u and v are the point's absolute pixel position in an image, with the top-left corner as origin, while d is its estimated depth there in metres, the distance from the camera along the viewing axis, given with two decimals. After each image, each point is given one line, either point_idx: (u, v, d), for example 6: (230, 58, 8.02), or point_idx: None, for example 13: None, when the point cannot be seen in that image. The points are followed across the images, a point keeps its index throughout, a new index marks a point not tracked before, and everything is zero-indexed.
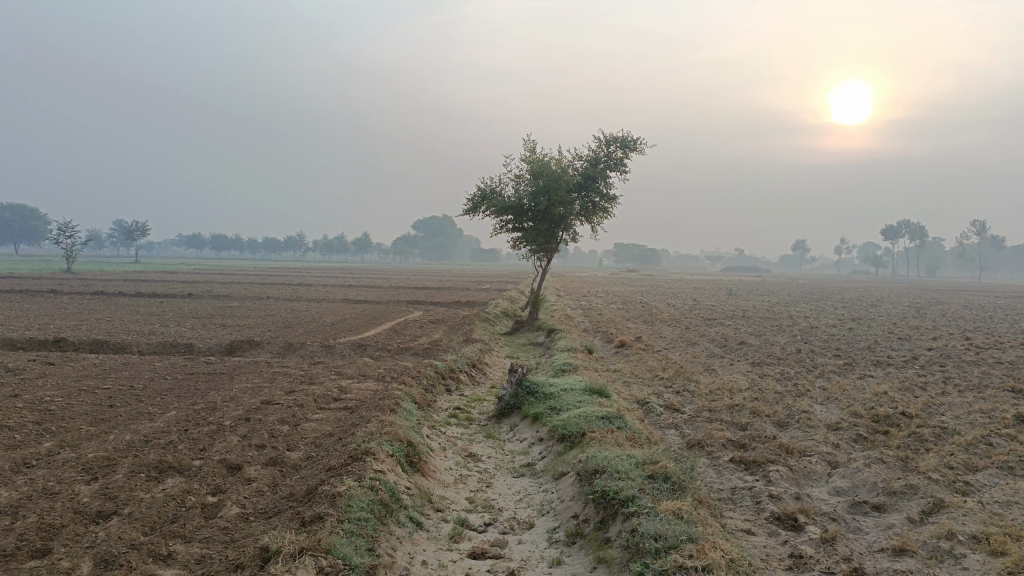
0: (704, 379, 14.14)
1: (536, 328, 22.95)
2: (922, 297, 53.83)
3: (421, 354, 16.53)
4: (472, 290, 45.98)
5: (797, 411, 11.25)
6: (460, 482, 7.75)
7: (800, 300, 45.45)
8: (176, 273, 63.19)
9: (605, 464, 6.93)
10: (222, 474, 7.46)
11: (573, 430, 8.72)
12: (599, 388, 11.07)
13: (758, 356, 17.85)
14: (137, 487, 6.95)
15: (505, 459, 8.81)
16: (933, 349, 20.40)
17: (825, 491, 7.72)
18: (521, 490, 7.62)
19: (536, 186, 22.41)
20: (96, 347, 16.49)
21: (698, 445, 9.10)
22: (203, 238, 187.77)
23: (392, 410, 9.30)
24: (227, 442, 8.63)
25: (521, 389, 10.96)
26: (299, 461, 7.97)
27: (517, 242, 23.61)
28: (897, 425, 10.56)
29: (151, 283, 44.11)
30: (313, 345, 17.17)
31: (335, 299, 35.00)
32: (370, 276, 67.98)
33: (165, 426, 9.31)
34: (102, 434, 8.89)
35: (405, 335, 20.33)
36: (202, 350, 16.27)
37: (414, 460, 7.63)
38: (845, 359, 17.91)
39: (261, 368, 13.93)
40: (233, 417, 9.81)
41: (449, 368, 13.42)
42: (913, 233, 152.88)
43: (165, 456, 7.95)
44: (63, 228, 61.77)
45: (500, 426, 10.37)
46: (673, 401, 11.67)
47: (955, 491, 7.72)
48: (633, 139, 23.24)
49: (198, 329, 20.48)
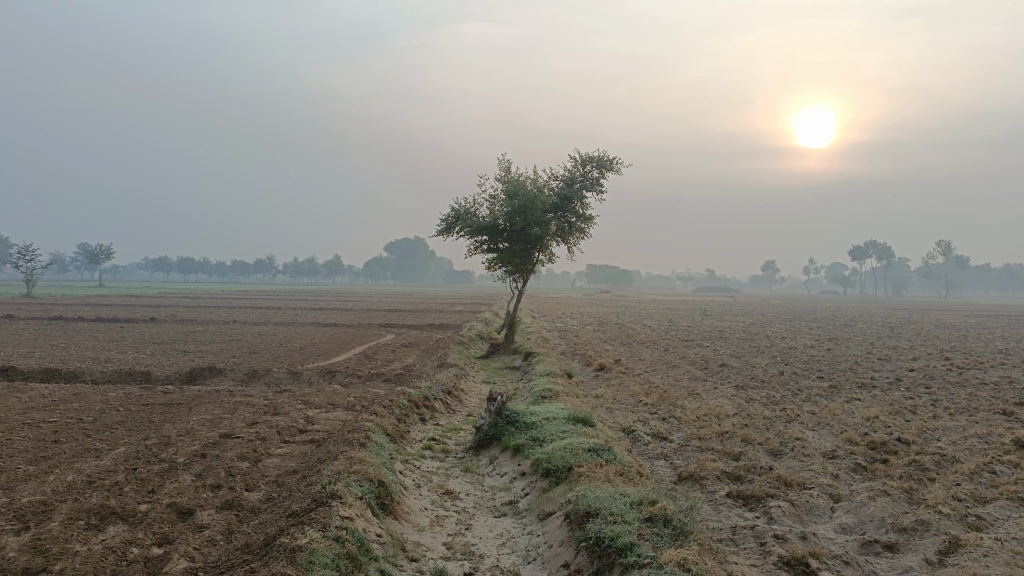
0: (689, 404, 13.58)
1: (512, 351, 22.30)
2: (895, 316, 53.90)
3: (394, 381, 15.78)
4: (445, 312, 45.08)
5: (789, 438, 10.72)
6: (437, 525, 7.06)
7: (775, 320, 45.28)
8: (140, 296, 61.79)
9: (597, 506, 6.28)
10: (171, 521, 6.71)
11: (559, 463, 8.08)
12: (584, 417, 10.46)
13: (741, 379, 17.37)
14: (74, 538, 6.17)
15: (485, 496, 8.14)
16: (915, 370, 20.09)
17: (830, 529, 7.16)
18: (504, 533, 6.96)
19: (511, 206, 21.88)
20: (47, 376, 15.52)
21: (691, 478, 8.51)
22: (171, 261, 185.03)
23: (362, 444, 8.60)
24: (179, 482, 7.86)
25: (501, 419, 10.31)
26: (259, 504, 7.24)
27: (492, 264, 23.01)
28: (895, 452, 10.06)
29: (114, 308, 42.91)
30: (279, 371, 16.37)
31: (305, 322, 34.15)
32: (341, 299, 67.17)
33: (112, 464, 8.51)
34: (41, 475, 8.05)
35: (376, 360, 19.58)
36: (160, 379, 15.39)
37: (386, 502, 6.93)
38: (829, 381, 17.50)
39: (223, 398, 13.10)
40: (187, 453, 9.03)
41: (423, 396, 12.71)
42: (881, 253, 155.28)
43: (109, 500, 7.17)
44: (22, 252, 60.10)
45: (479, 459, 9.69)
46: (660, 429, 11.09)
47: (968, 526, 7.19)
48: (609, 158, 22.87)
49: (159, 355, 19.53)
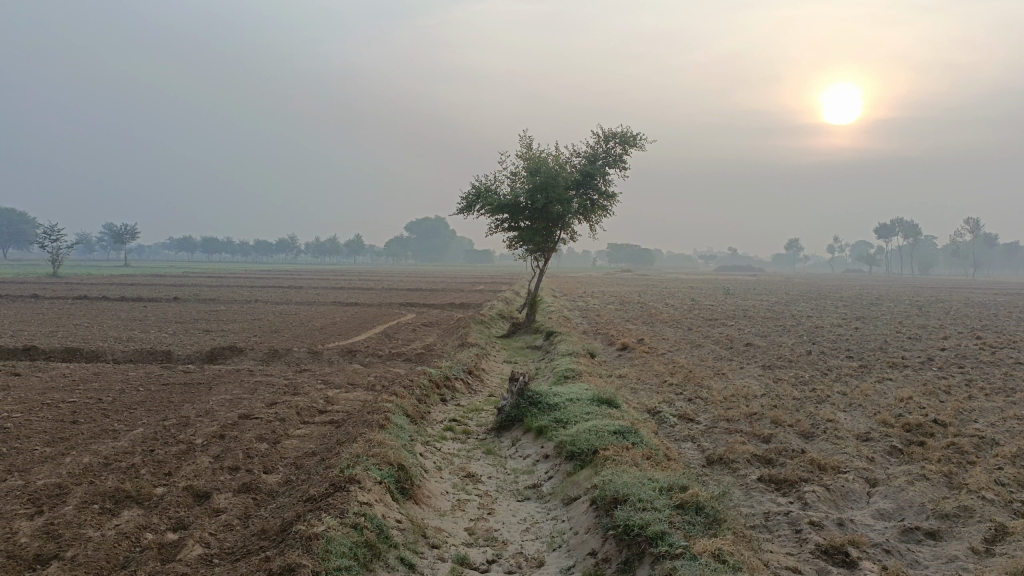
0: (715, 384, 13.27)
1: (534, 330, 22.06)
2: (925, 295, 52.77)
3: (415, 361, 15.60)
4: (465, 292, 44.96)
5: (821, 419, 10.39)
6: (458, 509, 6.85)
7: (800, 299, 44.64)
8: (163, 276, 62.19)
9: (625, 492, 6.02)
10: (187, 505, 6.56)
11: (584, 446, 7.83)
12: (608, 397, 10.20)
13: (768, 359, 16.98)
14: (88, 522, 6.03)
15: (508, 479, 7.93)
16: (948, 350, 19.60)
17: (868, 515, 6.86)
18: (528, 518, 6.74)
19: (533, 183, 21.52)
20: (69, 355, 15.52)
21: (721, 462, 8.24)
22: (194, 242, 186.61)
23: (382, 425, 8.40)
24: (196, 464, 7.72)
25: (524, 400, 10.07)
26: (276, 487, 7.08)
27: (513, 242, 22.72)
28: (932, 435, 9.71)
29: (136, 288, 43.21)
30: (299, 351, 16.25)
31: (327, 302, 34.14)
32: (362, 279, 67.27)
33: (130, 446, 8.39)
34: (57, 456, 7.94)
35: (397, 340, 19.43)
36: (180, 358, 15.33)
37: (406, 486, 6.72)
38: (859, 361, 17.06)
39: (243, 378, 13.00)
40: (205, 435, 8.89)
41: (444, 376, 12.51)
42: (908, 232, 152.56)
43: (125, 483, 7.04)
44: (48, 232, 60.66)
45: (501, 441, 9.47)
46: (687, 410, 10.81)
47: (1014, 513, 6.86)
48: (633, 134, 22.41)
49: (180, 335, 19.51)
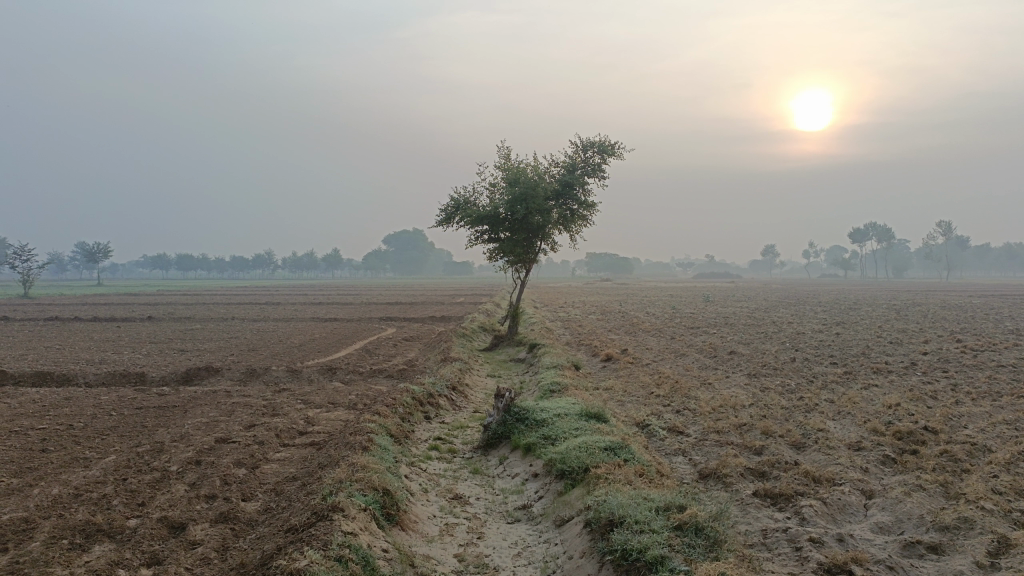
0: (702, 394, 13.11)
1: (516, 343, 21.83)
2: (901, 299, 53.30)
3: (397, 377, 15.30)
4: (445, 305, 44.50)
5: (812, 429, 10.25)
6: (446, 534, 6.59)
7: (779, 305, 44.79)
8: (137, 295, 61.27)
9: (621, 513, 5.80)
10: (162, 538, 6.25)
11: (574, 464, 7.61)
12: (596, 412, 9.99)
13: (753, 367, 16.88)
14: (56, 559, 5.70)
15: (496, 500, 7.68)
16: (929, 354, 19.64)
17: (867, 529, 6.70)
18: (519, 542, 6.49)
19: (512, 194, 21.34)
20: (38, 379, 15.05)
21: (714, 476, 8.05)
22: (169, 258, 184.56)
23: (365, 447, 8.12)
24: (172, 493, 7.40)
25: (510, 416, 9.83)
26: (256, 516, 6.78)
27: (493, 254, 22.51)
28: (923, 442, 9.59)
29: (108, 307, 42.43)
30: (278, 369, 15.88)
31: (305, 317, 33.69)
32: (340, 293, 66.74)
33: (101, 475, 8.04)
34: (25, 488, 7.58)
35: (377, 355, 19.11)
36: (155, 380, 14.92)
37: (392, 512, 6.46)
38: (843, 367, 17.01)
39: (220, 399, 12.64)
40: (181, 461, 8.56)
41: (427, 393, 12.24)
42: (882, 237, 154.36)
43: (95, 516, 6.70)
44: (19, 252, 59.56)
45: (488, 459, 9.22)
46: (676, 423, 10.62)
47: (1014, 522, 6.72)
48: (611, 143, 22.34)
49: (155, 355, 19.06)
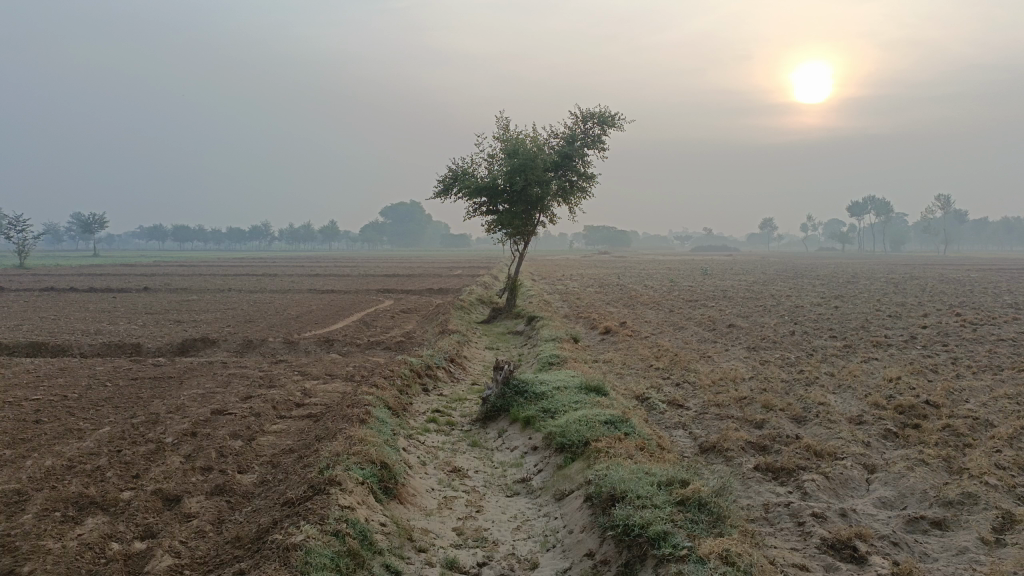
0: (702, 367, 13.03)
1: (514, 315, 21.72)
2: (900, 272, 53.21)
3: (394, 349, 15.21)
4: (443, 277, 44.33)
5: (812, 403, 10.17)
6: (445, 508, 6.51)
7: (777, 278, 44.71)
8: (134, 266, 60.97)
9: (623, 488, 5.71)
10: (156, 510, 6.16)
11: (574, 438, 7.52)
12: (596, 385, 9.89)
13: (752, 340, 16.79)
14: (48, 532, 5.60)
15: (495, 473, 7.60)
16: (929, 328, 19.59)
17: (869, 504, 6.63)
18: (518, 515, 6.41)
19: (511, 165, 21.10)
20: (33, 350, 14.93)
21: (715, 450, 7.97)
22: (165, 229, 183.93)
23: (362, 420, 8.02)
24: (167, 465, 7.30)
25: (509, 389, 9.73)
26: (252, 489, 6.69)
27: (492, 226, 22.31)
28: (925, 417, 9.52)
29: (104, 277, 42.13)
30: (275, 341, 15.77)
31: (302, 289, 33.52)
32: (338, 265, 66.50)
33: (96, 446, 7.94)
34: (18, 459, 7.48)
35: (375, 327, 18.99)
36: (151, 351, 14.80)
37: (390, 486, 6.37)
38: (843, 341, 16.93)
39: (216, 371, 12.53)
40: (177, 432, 8.46)
41: (425, 365, 12.13)
42: (880, 211, 153.92)
43: (89, 488, 6.60)
44: (13, 222, 59.08)
45: (486, 432, 9.14)
46: (675, 396, 10.55)
47: (1019, 498, 6.65)
48: (611, 114, 22.05)
49: (151, 326, 18.93)
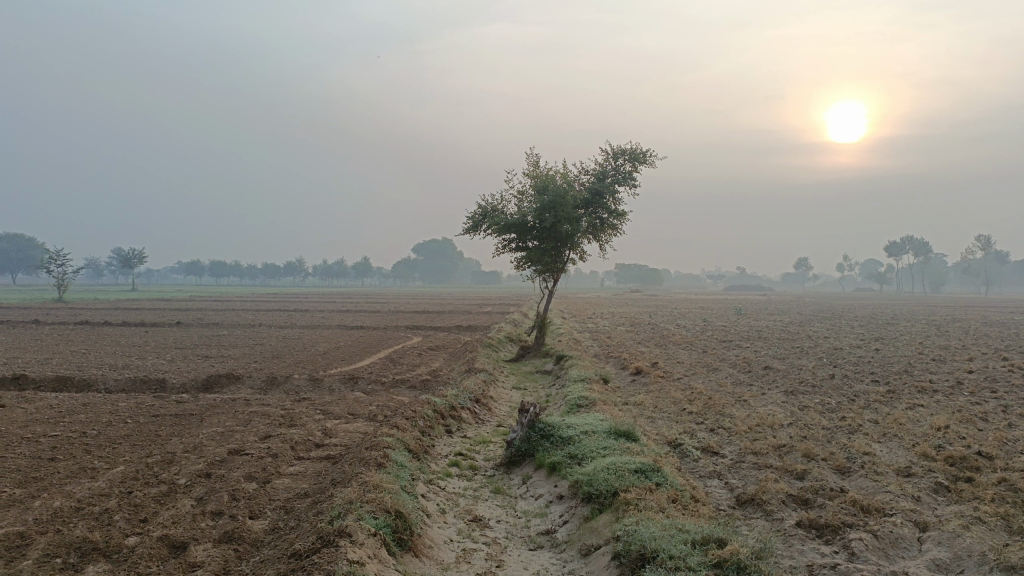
0: (737, 412, 12.50)
1: (543, 354, 21.34)
2: (943, 313, 51.72)
3: (419, 388, 14.90)
4: (473, 314, 44.14)
5: (856, 452, 9.62)
6: (463, 561, 6.13)
7: (815, 319, 43.69)
8: (169, 300, 61.76)
9: (654, 547, 5.30)
10: (160, 559, 5.86)
11: (602, 488, 7.10)
12: (626, 430, 9.46)
13: (789, 383, 16.16)
14: None
15: (518, 524, 7.20)
16: (975, 372, 18.77)
17: (922, 567, 6.11)
18: (541, 571, 6.00)
19: (540, 202, 20.90)
20: (59, 384, 14.89)
21: (753, 503, 7.49)
22: (202, 265, 187.34)
23: (380, 464, 7.69)
24: (177, 509, 7.03)
25: (535, 433, 9.35)
26: (262, 537, 6.37)
27: (521, 263, 22.07)
28: (979, 470, 8.91)
29: (138, 312, 42.57)
30: (299, 378, 15.56)
31: (331, 325, 33.51)
32: (368, 301, 66.76)
33: (107, 487, 7.70)
34: (27, 499, 7.26)
35: (401, 364, 18.73)
36: (175, 387, 14.67)
37: (405, 537, 6.01)
38: (885, 385, 16.24)
39: (238, 408, 12.31)
40: (191, 473, 8.20)
41: (449, 405, 11.79)
42: (919, 250, 151.06)
43: (93, 533, 6.33)
44: (54, 256, 60.40)
45: (511, 478, 8.74)
46: (710, 442, 10.06)
47: None
48: (643, 151, 21.83)
49: (178, 361, 18.88)
